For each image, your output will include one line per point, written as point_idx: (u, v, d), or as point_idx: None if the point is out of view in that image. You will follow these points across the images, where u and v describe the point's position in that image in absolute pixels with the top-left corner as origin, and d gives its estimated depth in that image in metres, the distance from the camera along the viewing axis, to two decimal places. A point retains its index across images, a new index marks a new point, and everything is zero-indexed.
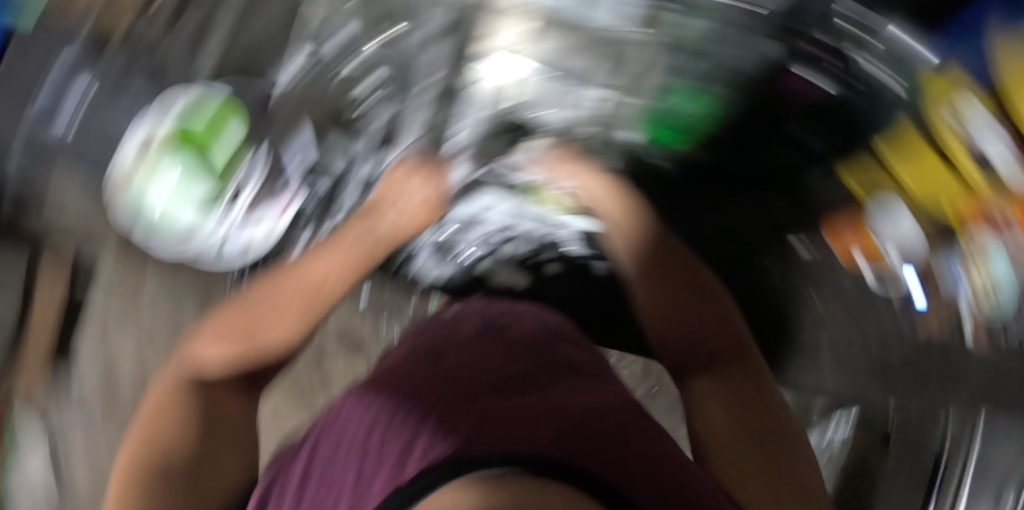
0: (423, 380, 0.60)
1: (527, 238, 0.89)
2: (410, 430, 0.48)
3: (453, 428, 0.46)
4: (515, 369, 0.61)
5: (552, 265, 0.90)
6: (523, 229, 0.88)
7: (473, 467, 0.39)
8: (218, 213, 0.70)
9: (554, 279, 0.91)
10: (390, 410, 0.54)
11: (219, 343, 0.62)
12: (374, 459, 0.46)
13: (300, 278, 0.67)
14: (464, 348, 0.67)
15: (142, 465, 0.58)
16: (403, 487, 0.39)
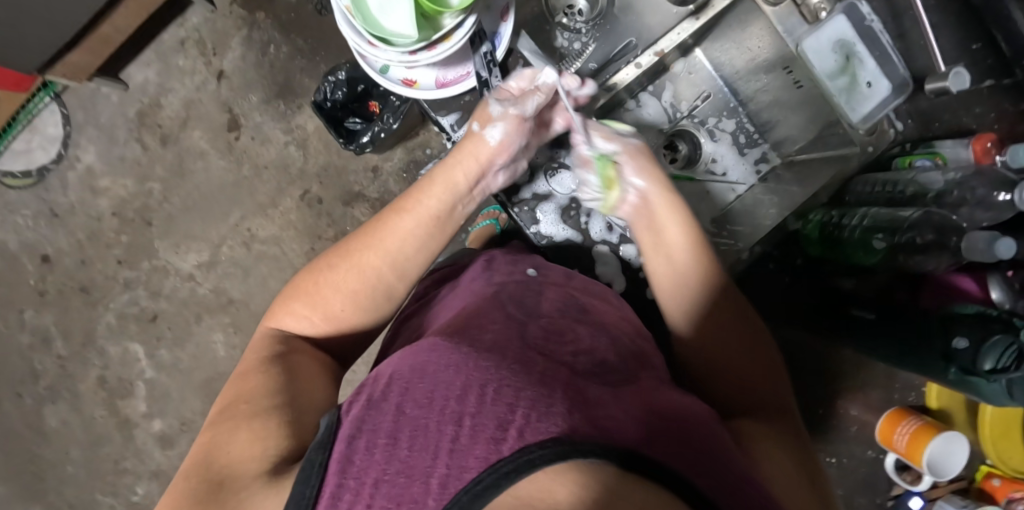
0: (499, 325, 0.54)
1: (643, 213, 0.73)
2: (499, 393, 0.43)
3: (546, 405, 0.42)
4: (585, 336, 0.56)
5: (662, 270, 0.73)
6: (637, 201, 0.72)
7: (582, 453, 0.38)
8: (404, 46, 0.60)
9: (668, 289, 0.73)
10: (463, 352, 0.48)
11: (302, 322, 0.64)
12: (461, 410, 0.42)
13: (396, 215, 0.65)
14: (538, 303, 0.60)
15: (231, 393, 0.55)
16: (505, 462, 0.38)
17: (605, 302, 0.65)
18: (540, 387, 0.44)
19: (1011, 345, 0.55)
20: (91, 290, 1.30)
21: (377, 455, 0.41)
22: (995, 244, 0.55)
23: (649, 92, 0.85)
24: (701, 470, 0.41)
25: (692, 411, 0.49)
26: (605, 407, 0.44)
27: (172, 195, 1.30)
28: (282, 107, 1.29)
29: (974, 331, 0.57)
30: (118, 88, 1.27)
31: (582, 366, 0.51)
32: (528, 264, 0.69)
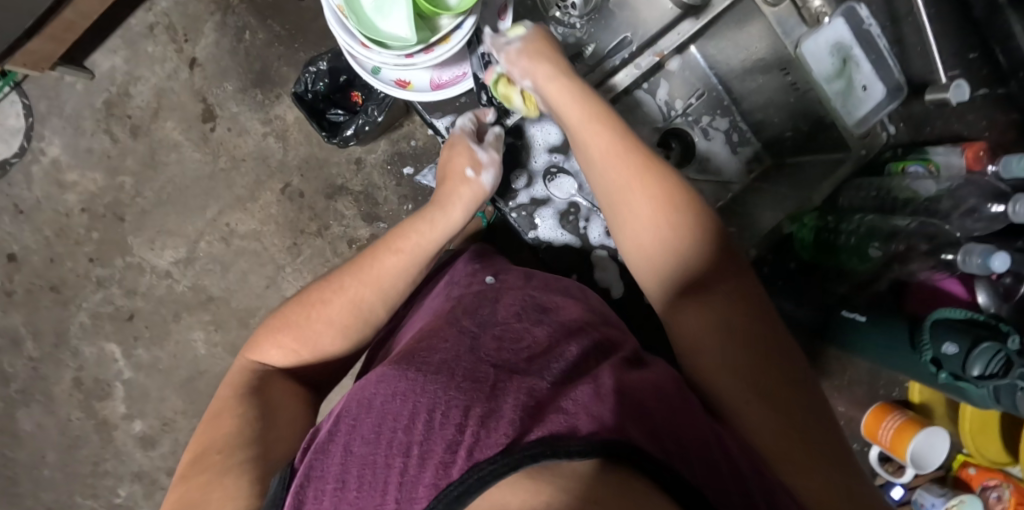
0: (450, 347, 0.60)
1: None
2: (443, 418, 0.48)
3: (495, 420, 0.47)
4: (537, 345, 0.61)
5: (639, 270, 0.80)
6: None
7: (531, 458, 0.42)
8: (400, 50, 0.58)
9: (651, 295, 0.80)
10: (411, 383, 0.53)
11: (288, 354, 0.66)
12: (410, 439, 0.48)
13: (384, 255, 0.69)
14: (493, 315, 0.67)
15: (202, 441, 0.58)
16: (454, 485, 0.43)
17: (565, 297, 0.73)
18: (485, 405, 0.49)
19: (998, 352, 0.57)
20: (61, 289, 1.25)
21: (326, 500, 0.47)
22: (988, 259, 0.60)
23: (643, 90, 0.85)
24: (664, 438, 0.46)
25: (655, 389, 0.53)
26: (555, 405, 0.48)
27: (145, 190, 1.25)
28: (259, 97, 1.25)
29: (962, 338, 0.59)
30: (83, 77, 1.21)
31: (533, 370, 0.56)
32: (485, 279, 0.76)
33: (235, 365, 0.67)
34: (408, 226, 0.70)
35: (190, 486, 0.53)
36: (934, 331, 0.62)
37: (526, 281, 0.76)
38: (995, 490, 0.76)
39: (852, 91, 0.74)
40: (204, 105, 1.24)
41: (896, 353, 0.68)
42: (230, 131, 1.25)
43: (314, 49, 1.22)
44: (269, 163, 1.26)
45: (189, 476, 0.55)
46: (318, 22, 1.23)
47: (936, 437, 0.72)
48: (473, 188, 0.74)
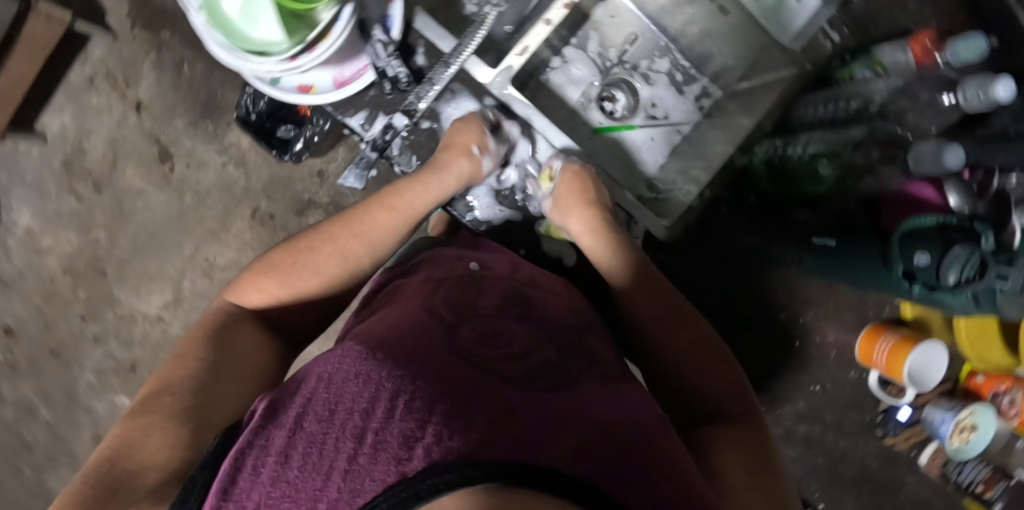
0: (423, 327, 0.55)
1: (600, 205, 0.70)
2: (407, 410, 0.45)
3: (460, 424, 0.44)
4: (518, 332, 0.57)
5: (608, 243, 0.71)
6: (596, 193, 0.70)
7: (490, 475, 0.39)
8: (283, 53, 0.56)
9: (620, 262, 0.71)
10: (383, 366, 0.49)
11: (266, 299, 0.62)
12: (365, 426, 0.44)
13: (379, 212, 0.66)
14: (476, 304, 0.60)
15: (160, 378, 0.54)
16: (405, 486, 0.39)
17: (547, 289, 0.67)
18: (454, 405, 0.46)
19: (973, 253, 0.53)
20: (62, 353, 1.28)
21: (263, 474, 0.42)
22: (943, 152, 0.59)
23: (573, 45, 0.81)
24: (626, 470, 0.45)
25: (627, 416, 0.51)
26: (526, 417, 0.46)
27: (120, 242, 1.25)
28: (211, 127, 1.24)
29: (936, 246, 0.54)
30: (36, 142, 1.21)
31: (512, 370, 0.52)
32: (467, 259, 0.68)
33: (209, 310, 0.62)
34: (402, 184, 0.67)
35: (127, 430, 0.49)
36: (904, 242, 0.57)
37: (512, 272, 0.67)
38: (1007, 396, 0.73)
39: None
40: (159, 146, 1.24)
41: (872, 274, 0.64)
42: (189, 167, 1.24)
43: None
44: (234, 191, 1.25)
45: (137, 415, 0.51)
46: None
47: (931, 350, 0.69)
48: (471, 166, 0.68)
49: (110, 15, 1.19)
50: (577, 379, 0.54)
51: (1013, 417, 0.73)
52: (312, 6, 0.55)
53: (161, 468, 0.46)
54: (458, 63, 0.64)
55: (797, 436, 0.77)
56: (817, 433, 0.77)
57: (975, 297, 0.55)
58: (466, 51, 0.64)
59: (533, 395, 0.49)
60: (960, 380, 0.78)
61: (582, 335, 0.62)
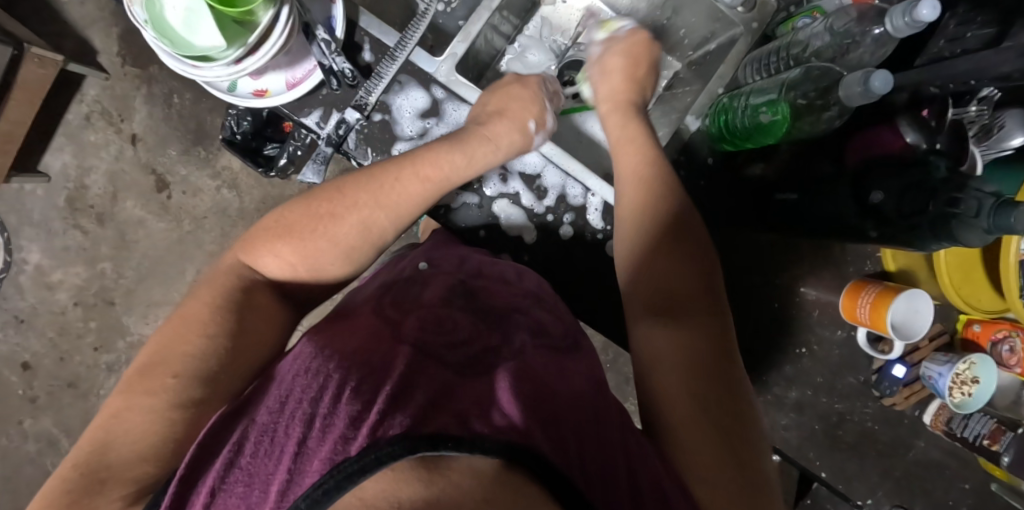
0: (374, 325, 0.53)
1: (551, 186, 0.67)
2: (354, 394, 0.43)
3: (405, 401, 0.42)
4: (465, 321, 0.54)
5: (562, 227, 0.67)
6: (549, 174, 0.67)
7: (431, 447, 0.38)
8: (228, 58, 0.57)
9: (575, 244, 0.67)
10: (332, 363, 0.47)
11: (282, 266, 0.56)
12: (313, 412, 0.42)
13: (407, 178, 0.59)
14: (421, 296, 0.58)
15: (162, 344, 0.50)
16: (349, 462, 0.37)
17: (496, 279, 0.62)
18: (400, 384, 0.44)
19: (927, 185, 0.53)
20: (78, 384, 1.31)
21: (220, 459, 0.41)
22: (869, 82, 0.48)
23: (527, 34, 0.82)
24: (574, 446, 0.41)
25: (565, 387, 0.48)
26: (470, 394, 0.44)
27: (125, 272, 1.29)
28: (203, 153, 1.28)
29: (892, 186, 0.55)
30: (41, 182, 1.26)
31: (459, 357, 0.49)
32: (417, 261, 0.64)
33: (220, 260, 0.58)
34: (436, 151, 0.61)
35: (126, 409, 0.47)
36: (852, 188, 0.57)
37: (461, 265, 0.62)
38: (1006, 343, 0.70)
39: None
40: (155, 175, 1.28)
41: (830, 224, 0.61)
42: (186, 193, 1.28)
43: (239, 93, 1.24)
44: (230, 213, 1.29)
45: (134, 384, 0.49)
46: None
47: (913, 299, 0.68)
48: (527, 140, 0.66)
49: (103, 54, 1.25)
50: (522, 357, 0.50)
51: (1014, 365, 0.71)
52: (250, 8, 0.56)
53: (157, 464, 0.45)
54: (404, 55, 0.65)
55: (790, 401, 0.74)
56: (809, 397, 0.74)
57: (934, 231, 0.53)
58: (410, 42, 0.65)
59: (493, 373, 0.47)
60: (957, 331, 0.75)
61: (530, 312, 0.58)
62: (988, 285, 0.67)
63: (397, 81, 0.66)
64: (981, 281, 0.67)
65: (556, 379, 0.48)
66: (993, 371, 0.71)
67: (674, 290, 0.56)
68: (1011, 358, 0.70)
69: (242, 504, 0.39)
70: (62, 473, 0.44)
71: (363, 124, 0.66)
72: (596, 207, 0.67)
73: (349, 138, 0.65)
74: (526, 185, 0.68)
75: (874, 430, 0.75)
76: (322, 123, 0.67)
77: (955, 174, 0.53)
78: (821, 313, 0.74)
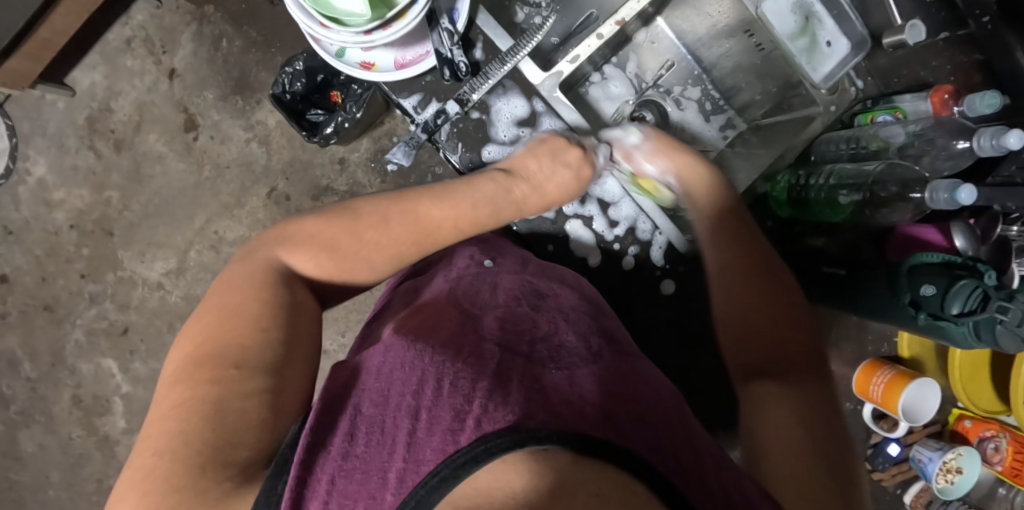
0: (451, 317, 0.53)
1: (623, 218, 0.71)
2: (454, 387, 0.43)
3: (502, 398, 0.41)
4: (544, 319, 0.54)
5: (625, 257, 0.71)
6: (623, 207, 0.71)
7: (540, 440, 0.37)
8: (359, 26, 0.57)
9: (634, 275, 0.71)
10: (427, 355, 0.46)
11: (319, 268, 0.56)
12: (417, 404, 0.42)
13: (444, 217, 0.60)
14: (494, 294, 0.57)
15: (223, 335, 0.48)
16: (461, 452, 0.37)
17: (563, 285, 0.62)
18: (495, 379, 0.44)
19: (976, 288, 0.57)
20: (55, 308, 1.26)
21: (334, 451, 0.41)
22: (955, 193, 0.55)
23: (613, 64, 0.85)
24: (668, 449, 0.42)
25: (651, 394, 0.48)
26: (560, 391, 0.43)
27: (132, 206, 1.25)
28: (240, 103, 1.25)
29: (941, 279, 0.58)
30: (64, 95, 1.22)
31: (541, 351, 0.49)
32: (480, 258, 0.65)
33: (251, 250, 0.56)
34: (473, 182, 0.62)
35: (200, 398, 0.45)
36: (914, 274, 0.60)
37: (523, 267, 0.64)
38: (992, 441, 0.76)
39: (806, 33, 0.73)
40: (187, 114, 1.25)
41: (876, 299, 0.66)
42: (214, 140, 1.26)
43: (290, 53, 1.23)
44: (254, 169, 1.27)
45: (190, 373, 0.47)
46: (293, 28, 1.24)
47: (922, 389, 0.74)
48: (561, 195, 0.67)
49: None
50: (599, 362, 0.49)
51: (995, 462, 0.76)
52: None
53: (248, 447, 0.44)
54: (513, 61, 0.67)
55: None
56: None
57: (975, 329, 0.58)
58: (522, 52, 0.67)
59: (583, 374, 0.46)
60: (948, 424, 0.81)
61: (596, 317, 0.59)
62: (989, 389, 0.73)
63: (502, 85, 0.69)
64: (982, 380, 0.74)
65: (639, 389, 0.48)
66: (977, 463, 0.76)
67: (783, 358, 0.53)
68: (994, 455, 0.76)
69: (361, 489, 0.39)
70: (147, 462, 0.43)
71: (459, 119, 0.68)
72: (661, 245, 0.70)
73: (443, 129, 0.68)
74: (601, 210, 0.71)
75: None
76: (418, 109, 0.69)
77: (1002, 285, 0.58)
78: (835, 385, 0.82)
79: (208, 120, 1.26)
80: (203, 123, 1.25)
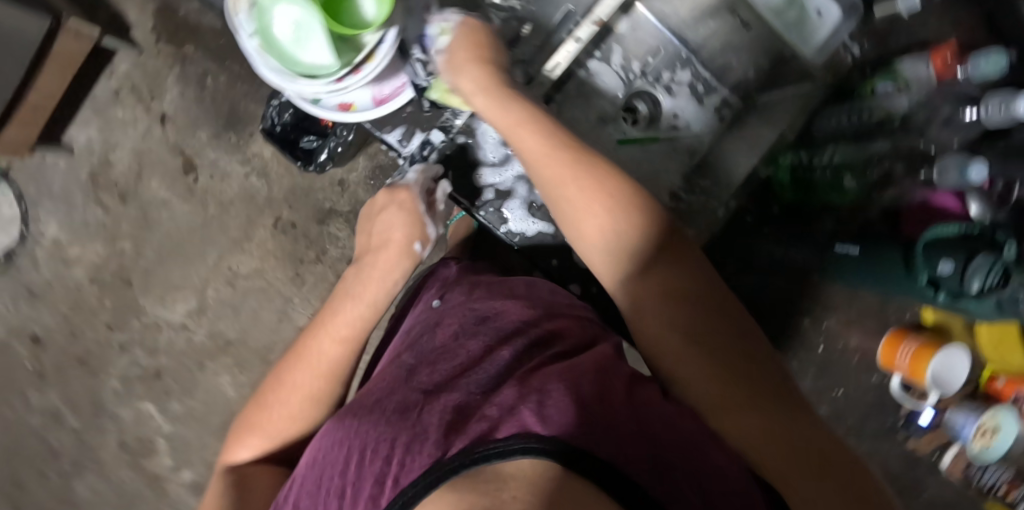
0: (393, 378, 0.53)
1: None
2: (375, 450, 0.42)
3: (418, 446, 0.40)
4: (475, 344, 0.54)
5: None
6: None
7: (453, 470, 0.36)
8: (330, 75, 0.55)
9: None
10: (354, 426, 0.47)
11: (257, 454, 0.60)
12: (347, 484, 0.43)
13: (322, 340, 0.60)
14: (433, 336, 0.57)
15: None
16: None
17: (507, 298, 0.61)
18: (411, 426, 0.43)
19: (995, 261, 0.58)
20: (88, 361, 1.30)
21: None
22: (968, 170, 0.63)
23: (597, 58, 0.84)
24: (616, 430, 0.38)
25: (574, 373, 0.45)
26: (476, 415, 0.41)
27: (145, 253, 1.28)
28: (234, 138, 1.26)
29: (959, 256, 0.60)
30: (64, 154, 1.24)
31: (468, 383, 0.47)
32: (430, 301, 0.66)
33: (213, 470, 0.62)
34: (337, 300, 0.62)
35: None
36: (933, 254, 0.61)
37: (467, 293, 0.63)
38: None
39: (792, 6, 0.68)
40: (184, 156, 1.26)
41: (892, 278, 0.68)
42: (214, 178, 1.27)
43: None
44: (257, 201, 1.28)
45: None
46: None
47: (953, 355, 0.72)
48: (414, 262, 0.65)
49: (136, 29, 1.22)
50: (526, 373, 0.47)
51: None
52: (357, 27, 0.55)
53: None
54: None
55: None
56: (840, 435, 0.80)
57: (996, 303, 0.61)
58: None
59: (506, 388, 0.44)
60: (978, 385, 0.78)
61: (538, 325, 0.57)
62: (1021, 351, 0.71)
63: None
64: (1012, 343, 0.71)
65: (576, 373, 0.45)
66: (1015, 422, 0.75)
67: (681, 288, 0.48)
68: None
69: None
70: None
71: (446, 145, 0.68)
72: None
73: (433, 159, 0.68)
74: None
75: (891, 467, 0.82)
76: (404, 141, 0.69)
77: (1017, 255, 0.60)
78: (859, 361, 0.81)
79: (205, 159, 1.26)
80: (201, 163, 1.26)
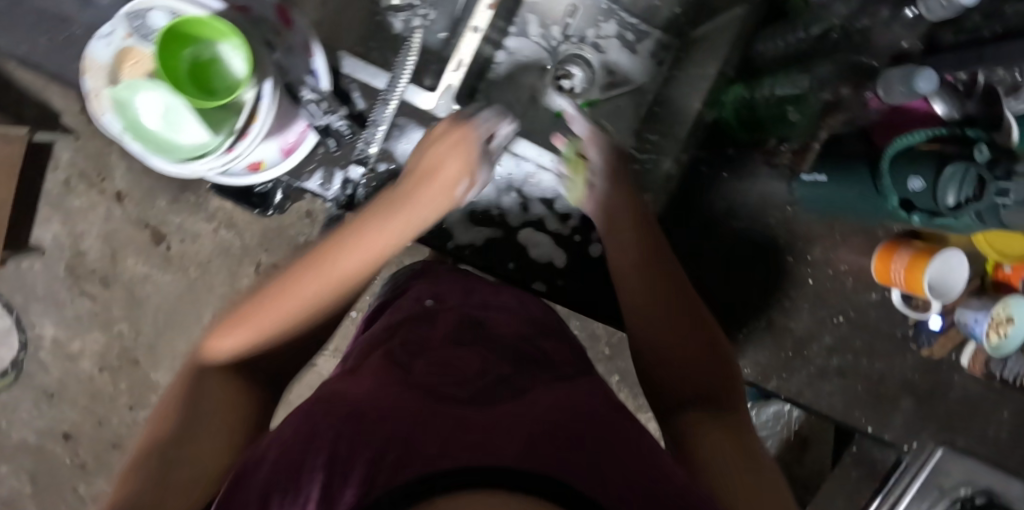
0: (379, 370, 0.49)
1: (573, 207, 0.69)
2: (358, 443, 0.39)
3: (414, 444, 0.38)
4: (479, 349, 0.52)
5: (592, 246, 0.68)
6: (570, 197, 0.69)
7: (444, 488, 0.34)
8: (220, 147, 0.53)
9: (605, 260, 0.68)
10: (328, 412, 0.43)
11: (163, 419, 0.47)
12: (320, 463, 0.39)
13: (309, 284, 0.51)
14: (431, 332, 0.54)
15: None
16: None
17: (501, 306, 0.60)
18: (402, 424, 0.40)
19: (969, 171, 0.54)
20: (122, 443, 1.33)
21: None
22: (914, 83, 0.54)
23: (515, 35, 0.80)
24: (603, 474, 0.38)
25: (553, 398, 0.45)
26: (469, 429, 0.39)
27: (143, 330, 1.29)
28: (192, 197, 1.24)
29: (928, 168, 0.56)
30: (37, 256, 1.24)
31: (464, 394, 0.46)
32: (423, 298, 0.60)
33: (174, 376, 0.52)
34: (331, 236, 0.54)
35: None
36: (900, 171, 0.58)
37: (464, 296, 0.60)
38: None
39: None
40: (150, 227, 1.25)
41: (866, 200, 0.63)
42: (185, 241, 1.26)
43: None
44: (233, 253, 1.27)
45: None
46: None
47: (947, 258, 0.70)
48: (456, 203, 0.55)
49: (66, 115, 1.20)
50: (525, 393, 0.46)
51: None
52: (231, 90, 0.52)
53: None
54: (396, 98, 0.62)
55: (833, 368, 0.77)
56: (851, 362, 0.77)
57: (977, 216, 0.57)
58: (400, 82, 0.62)
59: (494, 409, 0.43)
60: (987, 274, 0.77)
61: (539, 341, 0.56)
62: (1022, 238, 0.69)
63: (396, 125, 0.65)
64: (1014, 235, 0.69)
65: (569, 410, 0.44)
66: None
67: (691, 316, 0.55)
68: None
69: None
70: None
71: (369, 177, 0.66)
72: None
73: (358, 194, 0.66)
74: (548, 208, 0.68)
75: (912, 381, 0.78)
76: (327, 185, 0.66)
77: (996, 159, 0.55)
78: (856, 281, 0.76)
79: (171, 225, 1.25)
80: (168, 229, 1.25)
